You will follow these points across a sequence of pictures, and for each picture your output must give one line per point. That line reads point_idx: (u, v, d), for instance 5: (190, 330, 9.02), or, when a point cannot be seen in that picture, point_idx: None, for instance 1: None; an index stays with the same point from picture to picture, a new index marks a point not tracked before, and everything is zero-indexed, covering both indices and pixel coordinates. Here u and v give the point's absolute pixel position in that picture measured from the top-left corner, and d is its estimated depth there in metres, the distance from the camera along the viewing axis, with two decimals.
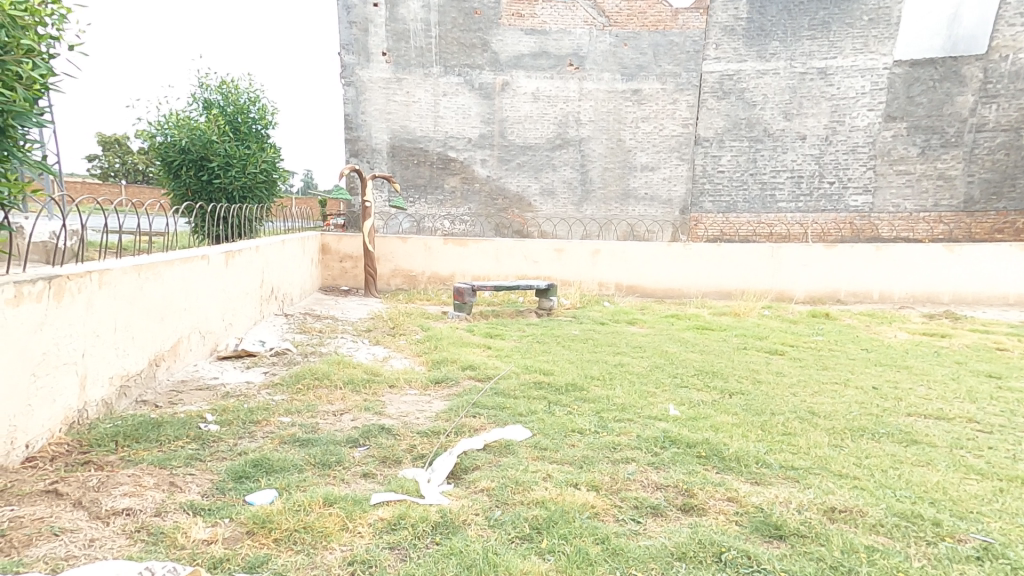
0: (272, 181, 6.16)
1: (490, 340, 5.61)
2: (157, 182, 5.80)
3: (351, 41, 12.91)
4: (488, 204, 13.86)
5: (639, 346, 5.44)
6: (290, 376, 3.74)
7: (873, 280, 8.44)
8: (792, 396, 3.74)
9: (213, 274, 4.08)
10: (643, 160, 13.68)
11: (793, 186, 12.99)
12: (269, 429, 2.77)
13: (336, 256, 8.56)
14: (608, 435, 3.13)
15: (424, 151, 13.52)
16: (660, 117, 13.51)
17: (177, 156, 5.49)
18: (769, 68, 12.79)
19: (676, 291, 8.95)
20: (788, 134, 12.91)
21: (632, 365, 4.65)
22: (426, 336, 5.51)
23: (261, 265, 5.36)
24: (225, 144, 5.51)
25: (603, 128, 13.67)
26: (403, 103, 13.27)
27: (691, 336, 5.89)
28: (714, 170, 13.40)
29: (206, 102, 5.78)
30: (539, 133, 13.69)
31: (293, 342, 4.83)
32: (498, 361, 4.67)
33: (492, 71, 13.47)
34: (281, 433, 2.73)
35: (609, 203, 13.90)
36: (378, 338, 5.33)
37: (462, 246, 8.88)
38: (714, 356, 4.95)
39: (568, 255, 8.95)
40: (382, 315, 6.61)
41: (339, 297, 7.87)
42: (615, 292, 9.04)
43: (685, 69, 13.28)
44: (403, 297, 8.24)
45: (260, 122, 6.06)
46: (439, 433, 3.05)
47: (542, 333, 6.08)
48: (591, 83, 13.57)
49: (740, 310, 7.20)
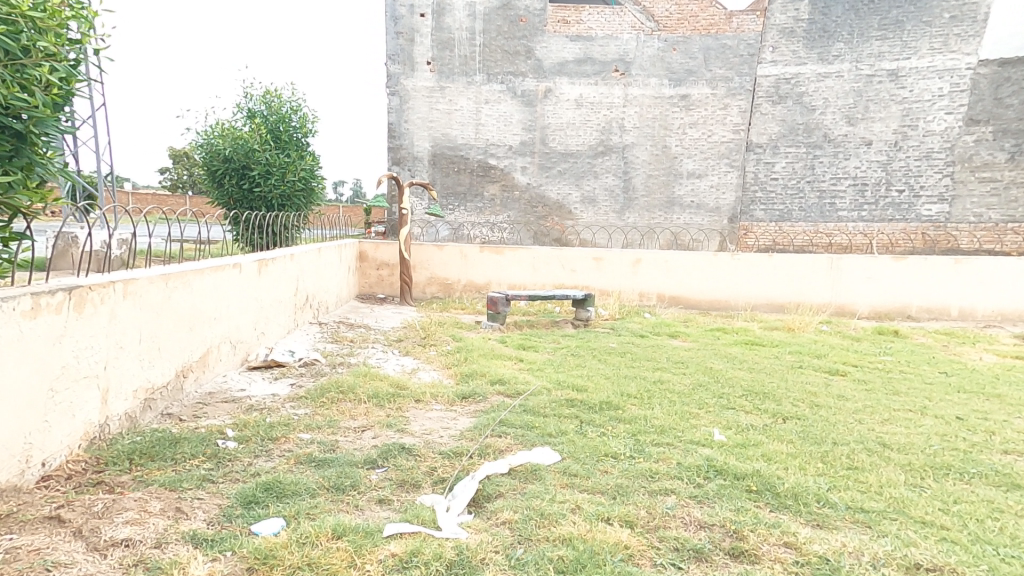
0: (310, 189, 6.19)
1: (524, 353, 5.41)
2: (202, 190, 5.94)
3: (398, 51, 13.12)
4: (528, 212, 13.70)
5: (682, 362, 5.11)
6: (315, 389, 3.65)
7: (949, 296, 7.75)
8: (856, 424, 3.35)
9: (245, 283, 4.06)
10: (690, 166, 13.20)
11: (856, 194, 12.21)
12: (285, 447, 2.66)
13: (373, 263, 8.59)
14: (645, 461, 2.86)
15: (465, 159, 13.52)
16: (709, 123, 13.01)
17: (220, 164, 5.59)
18: (832, 71, 12.12)
19: (723, 303, 8.49)
20: (851, 140, 12.18)
21: (673, 383, 4.34)
22: (457, 347, 5.37)
23: (296, 274, 5.37)
24: (266, 153, 5.57)
25: (648, 134, 13.30)
26: (445, 112, 13.34)
27: (740, 352, 5.50)
28: (766, 176, 12.78)
29: (249, 111, 5.88)
30: (582, 140, 13.45)
31: (323, 351, 4.79)
32: (530, 376, 4.46)
33: (535, 78, 13.37)
34: (297, 451, 2.62)
35: (653, 211, 13.47)
36: (408, 349, 5.24)
37: (499, 254, 8.74)
38: (764, 375, 4.57)
39: (608, 264, 8.66)
40: (414, 325, 6.53)
41: (375, 305, 7.88)
42: (658, 303, 8.67)
43: (737, 73, 12.75)
44: (438, 306, 8.16)
45: (300, 130, 6.11)
46: (461, 454, 2.86)
47: (578, 346, 5.83)
48: (637, 89, 13.24)
49: (795, 325, 6.71)
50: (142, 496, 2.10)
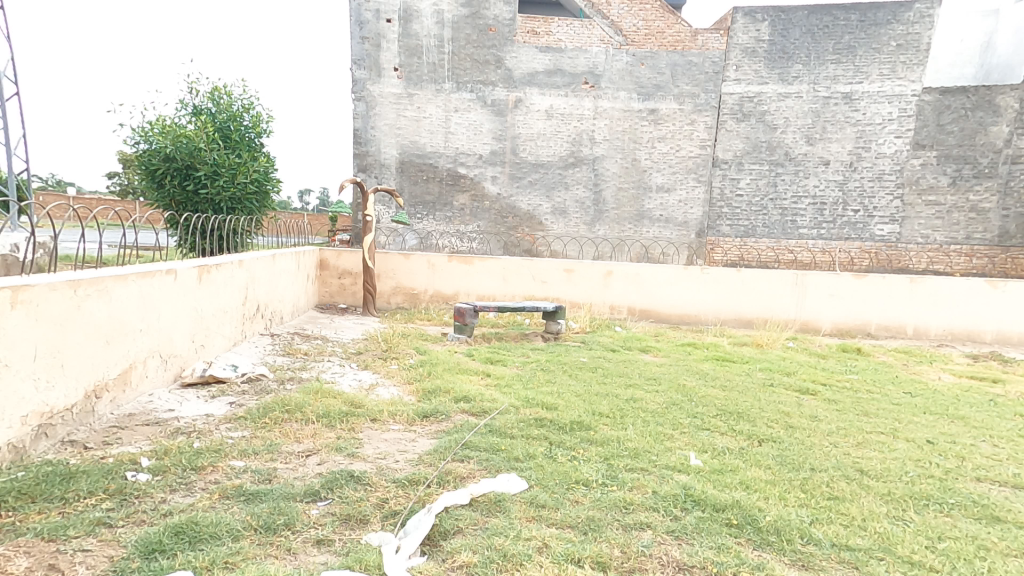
0: (263, 192, 5.84)
1: (490, 367, 5.14)
2: (139, 192, 5.52)
3: (363, 56, 12.81)
4: (498, 222, 13.53)
5: (654, 379, 4.95)
6: (257, 408, 3.32)
7: (908, 315, 7.87)
8: (831, 448, 3.23)
9: (181, 291, 3.73)
10: (659, 180, 13.29)
11: (815, 213, 12.48)
12: (210, 479, 2.35)
13: (334, 272, 8.20)
14: (619, 490, 2.64)
15: (434, 167, 13.26)
16: (677, 138, 13.14)
17: (161, 163, 5.21)
18: (791, 91, 12.42)
19: (692, 317, 8.46)
20: (810, 159, 12.45)
21: (646, 401, 4.15)
22: (420, 360, 5.07)
23: (245, 281, 5.03)
24: (214, 152, 5.23)
25: (617, 148, 13.33)
26: (413, 119, 13.07)
27: (710, 368, 5.38)
28: (732, 193, 12.97)
29: (196, 108, 5.52)
30: (552, 151, 13.38)
31: (272, 365, 4.43)
32: (496, 392, 4.20)
33: (505, 88, 13.26)
34: (223, 484, 2.31)
35: (623, 224, 13.48)
36: (367, 363, 4.91)
37: (467, 264, 8.48)
38: (736, 392, 4.44)
39: (579, 277, 8.52)
40: (376, 336, 6.20)
41: (335, 316, 7.51)
42: (627, 316, 8.57)
43: (703, 90, 12.95)
44: (402, 316, 7.84)
45: (252, 129, 5.78)
46: (418, 482, 2.58)
47: (547, 360, 5.61)
48: (606, 102, 13.28)
49: (763, 341, 6.68)
50: (12, 552, 1.76)
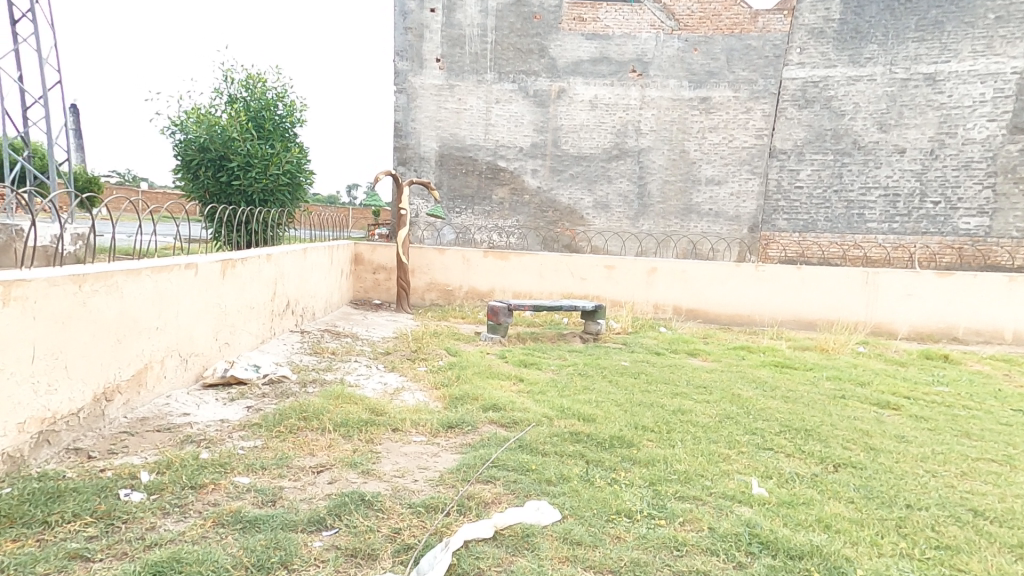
0: (296, 184, 5.65)
1: (524, 371, 4.81)
2: (175, 181, 5.44)
3: (406, 47, 12.68)
4: (538, 217, 13.15)
5: (704, 387, 4.48)
6: (274, 414, 3.11)
7: (1000, 317, 7.04)
8: (929, 478, 2.73)
9: (204, 286, 3.57)
10: (709, 172, 12.58)
11: (886, 205, 11.50)
12: (207, 501, 2.12)
13: (368, 267, 8.07)
14: (670, 524, 2.26)
15: (474, 161, 13.02)
16: (730, 127, 12.39)
17: (195, 154, 5.11)
18: (863, 74, 11.45)
19: (745, 317, 7.85)
20: (883, 147, 11.48)
21: (696, 414, 3.72)
22: (450, 362, 4.79)
23: (274, 276, 4.87)
24: (246, 143, 5.08)
25: (665, 138, 12.70)
26: (454, 111, 12.85)
27: (770, 376, 4.86)
28: (790, 184, 12.12)
29: (230, 96, 5.36)
30: (596, 143, 12.89)
31: (296, 365, 4.25)
32: (529, 400, 3.87)
33: (548, 78, 12.85)
34: (219, 509, 2.07)
35: (669, 219, 12.84)
36: (395, 364, 4.68)
37: (504, 260, 8.18)
38: (802, 406, 3.93)
39: (621, 274, 8.07)
40: (406, 335, 5.98)
41: (369, 312, 7.37)
42: (673, 316, 8.06)
43: (761, 75, 12.13)
44: (436, 313, 7.62)
45: (287, 118, 5.59)
46: (437, 508, 2.29)
47: (586, 364, 5.23)
48: (654, 90, 12.66)
49: (829, 346, 6.06)
50: None
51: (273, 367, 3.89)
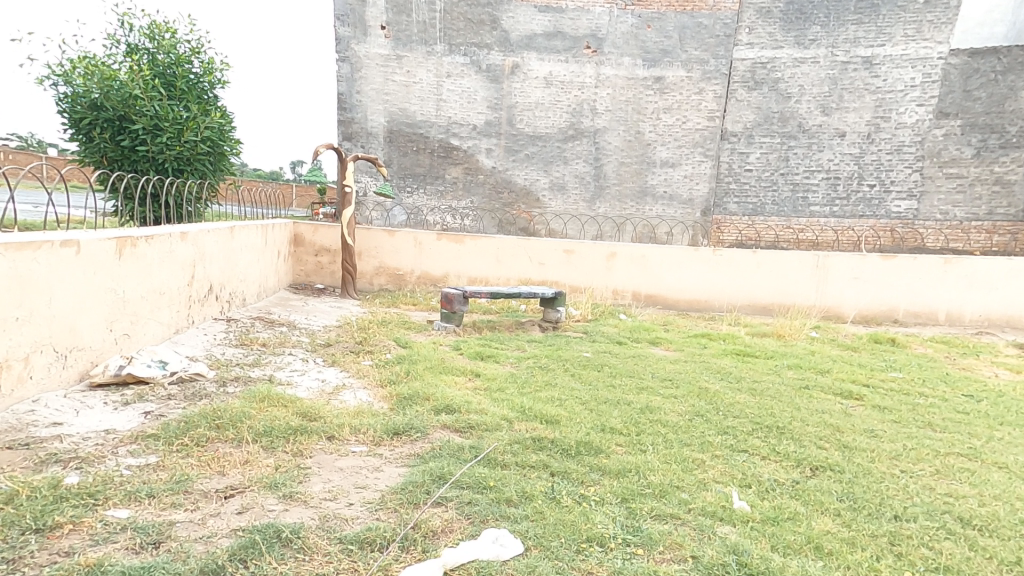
0: (218, 153, 5.06)
1: (479, 364, 4.44)
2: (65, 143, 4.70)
3: (347, 12, 11.73)
4: (493, 197, 12.69)
5: (669, 380, 4.26)
6: (178, 421, 2.59)
7: (940, 299, 7.22)
8: (908, 479, 2.57)
9: (90, 267, 2.98)
10: (664, 155, 12.46)
11: (828, 188, 11.73)
12: (56, 551, 1.64)
13: (310, 249, 7.42)
14: (649, 554, 1.95)
15: (425, 138, 12.36)
16: (684, 109, 12.29)
17: (87, 112, 4.38)
18: (807, 56, 11.55)
19: (703, 303, 7.77)
20: (825, 131, 11.66)
21: (665, 412, 3.46)
22: (399, 355, 4.36)
23: (191, 258, 4.24)
24: (153, 103, 4.43)
25: (620, 119, 12.47)
26: (402, 84, 12.11)
27: (731, 366, 4.69)
28: (741, 168, 12.17)
29: (132, 46, 4.63)
30: (551, 122, 12.50)
31: (216, 359, 3.69)
32: (485, 401, 3.50)
33: (501, 52, 12.31)
34: (70, 562, 1.59)
35: (625, 202, 12.68)
36: (336, 356, 4.18)
37: (458, 243, 7.73)
38: (769, 399, 3.74)
39: (579, 258, 7.82)
40: (351, 324, 5.47)
41: (310, 298, 6.77)
42: (631, 301, 7.89)
43: (713, 55, 12.05)
44: (384, 300, 7.11)
45: (203, 78, 4.93)
46: (373, 541, 1.88)
47: (545, 357, 4.93)
48: (609, 69, 12.36)
49: (785, 331, 5.98)
50: None
51: (184, 361, 3.33)
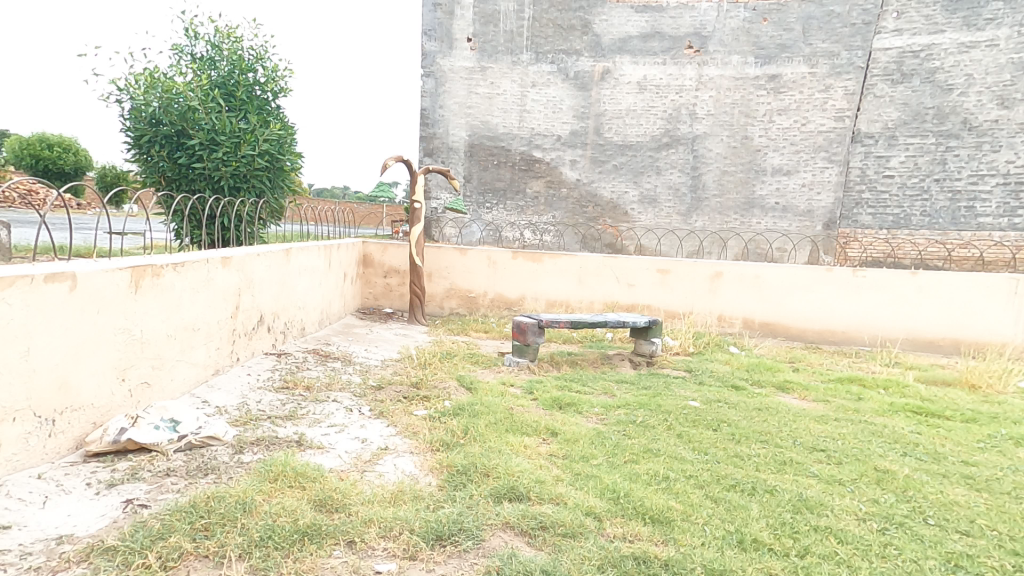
0: (278, 169, 4.48)
1: (557, 418, 3.57)
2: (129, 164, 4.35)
3: (434, 26, 11.55)
4: (577, 212, 11.81)
5: (820, 451, 3.13)
6: (159, 517, 1.92)
7: None
8: None
9: (91, 305, 2.41)
10: (776, 161, 10.94)
11: (1006, 196, 9.54)
12: None
13: (379, 270, 6.95)
14: None
15: (506, 151, 11.80)
16: (805, 109, 10.72)
17: (145, 127, 3.97)
18: (981, 39, 9.59)
19: (839, 334, 6.46)
20: (1002, 127, 9.56)
21: (833, 514, 2.39)
22: (460, 403, 3.60)
23: (240, 286, 3.68)
24: (210, 115, 3.95)
25: (725, 122, 11.14)
26: (486, 96, 11.67)
27: (911, 432, 3.48)
28: (878, 173, 10.38)
29: (196, 56, 4.21)
30: (643, 129, 11.44)
31: (244, 406, 3.06)
32: (564, 479, 2.63)
33: (591, 57, 11.52)
34: None
35: (726, 214, 11.26)
36: (385, 402, 3.49)
37: (537, 262, 6.95)
38: (1013, 502, 2.58)
39: (676, 279, 6.78)
40: (411, 357, 4.81)
41: (376, 325, 6.27)
42: (743, 330, 6.72)
43: (847, 47, 10.43)
44: (454, 327, 6.48)
45: (264, 87, 4.41)
46: None
47: (639, 407, 3.96)
48: (713, 68, 11.12)
49: (981, 381, 4.59)
50: None
51: (202, 419, 2.67)
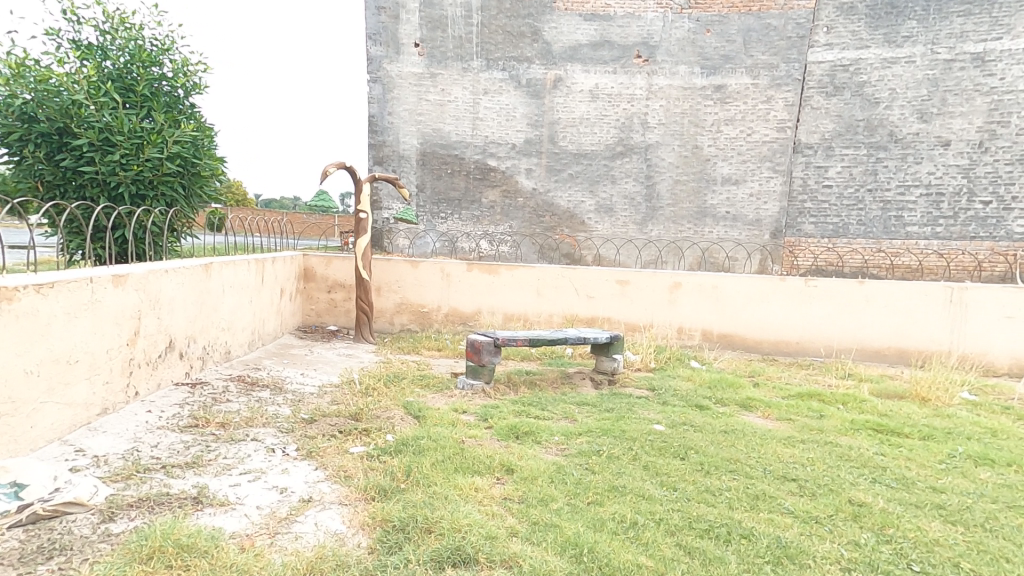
0: (193, 173, 4.07)
1: (513, 451, 3.20)
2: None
3: (379, 30, 11.13)
4: (534, 221, 11.56)
5: (791, 482, 2.92)
6: None
7: None
8: None
9: None
10: (726, 172, 11.04)
11: (929, 206, 9.98)
12: None
13: (322, 284, 6.46)
14: None
15: (460, 159, 11.46)
16: (749, 119, 10.88)
17: (19, 125, 3.40)
18: (900, 55, 10.00)
19: (794, 345, 6.41)
20: (922, 140, 10.00)
21: (816, 565, 2.14)
22: (404, 436, 3.17)
23: (139, 308, 3.18)
24: (104, 112, 3.49)
25: (676, 133, 11.18)
26: (436, 103, 11.31)
27: (875, 454, 3.33)
28: (818, 183, 10.61)
29: (82, 44, 3.70)
30: (597, 138, 11.34)
31: (138, 457, 2.55)
32: (519, 532, 2.27)
33: (542, 65, 11.36)
34: None
35: (681, 223, 11.28)
36: (317, 441, 3.03)
37: (492, 273, 6.61)
38: (987, 537, 2.41)
39: (635, 290, 6.59)
40: (354, 382, 4.35)
41: (318, 345, 5.76)
42: (702, 342, 6.58)
43: (784, 60, 10.65)
44: (404, 345, 6.05)
45: (170, 81, 3.98)
46: None
47: (603, 435, 3.65)
48: (662, 79, 11.16)
49: (931, 394, 4.51)
50: None
51: (63, 481, 2.15)
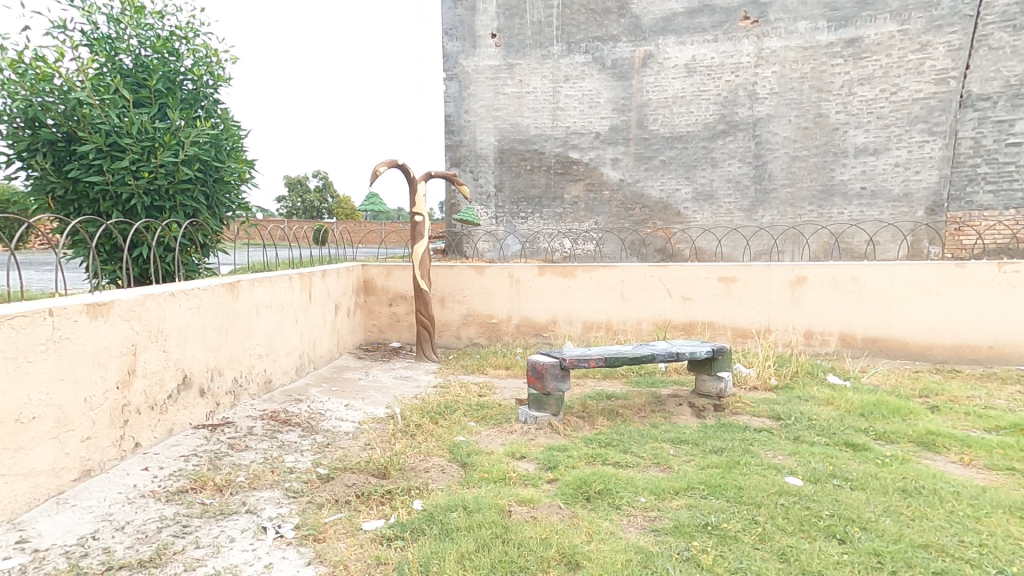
0: (216, 180, 3.64)
1: (579, 526, 2.30)
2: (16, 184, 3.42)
3: (455, 24, 10.67)
4: (622, 215, 10.44)
5: None
6: None
7: None
8: None
9: None
10: (859, 140, 9.17)
11: None
12: None
13: (382, 298, 5.97)
14: None
15: (540, 154, 10.65)
16: (890, 76, 8.92)
17: (23, 132, 3.05)
18: None
19: (980, 353, 4.84)
20: None
21: None
22: (432, 505, 2.40)
23: (137, 341, 2.69)
24: (112, 113, 3.10)
25: (792, 101, 9.49)
26: (515, 96, 10.62)
27: None
28: (998, 142, 8.37)
29: (91, 36, 3.32)
30: (694, 117, 9.96)
31: (87, 546, 1.98)
32: None
33: (631, 42, 10.22)
34: None
35: (799, 205, 9.54)
36: (322, 512, 2.35)
37: (567, 277, 5.71)
38: None
39: (745, 288, 5.34)
40: (396, 417, 3.68)
41: (374, 366, 5.22)
42: (840, 349, 5.19)
43: None
44: (469, 362, 5.33)
45: (189, 75, 3.57)
46: None
47: (710, 493, 2.62)
48: (774, 40, 9.54)
49: None
50: None
51: None
